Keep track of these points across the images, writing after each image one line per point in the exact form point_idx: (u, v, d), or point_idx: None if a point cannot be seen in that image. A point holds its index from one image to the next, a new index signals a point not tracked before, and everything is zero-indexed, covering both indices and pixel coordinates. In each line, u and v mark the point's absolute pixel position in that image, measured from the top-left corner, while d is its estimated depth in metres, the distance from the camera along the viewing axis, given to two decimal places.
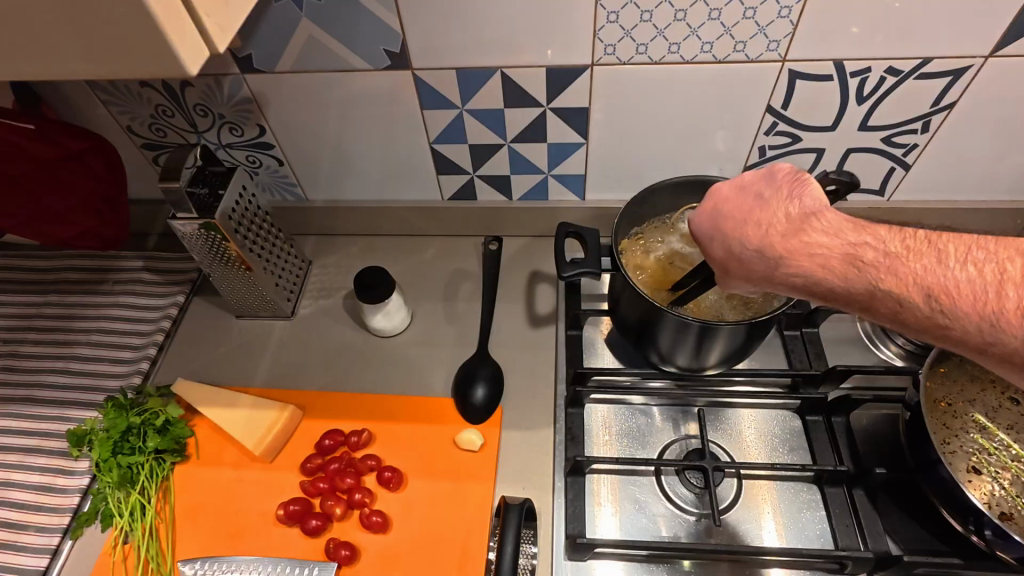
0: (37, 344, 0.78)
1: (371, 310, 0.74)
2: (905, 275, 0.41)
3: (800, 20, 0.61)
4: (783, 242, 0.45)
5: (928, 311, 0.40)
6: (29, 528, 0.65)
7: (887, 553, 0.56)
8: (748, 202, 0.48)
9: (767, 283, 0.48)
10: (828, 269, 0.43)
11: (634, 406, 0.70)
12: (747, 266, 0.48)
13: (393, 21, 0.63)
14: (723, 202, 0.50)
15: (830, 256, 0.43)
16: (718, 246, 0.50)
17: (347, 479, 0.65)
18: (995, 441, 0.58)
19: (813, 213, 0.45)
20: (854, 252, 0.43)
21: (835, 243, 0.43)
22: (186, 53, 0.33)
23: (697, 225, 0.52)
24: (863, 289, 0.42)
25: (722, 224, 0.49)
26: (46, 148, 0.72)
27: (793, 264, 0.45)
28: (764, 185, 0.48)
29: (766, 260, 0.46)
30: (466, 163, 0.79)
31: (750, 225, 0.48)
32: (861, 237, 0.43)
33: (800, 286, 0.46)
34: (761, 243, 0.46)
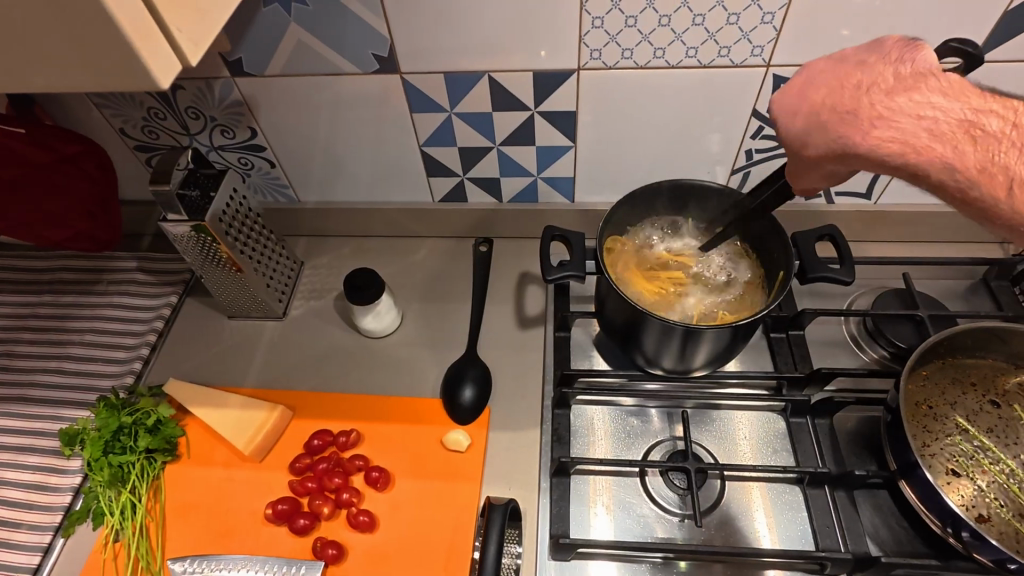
0: (32, 344, 0.79)
1: (361, 312, 0.75)
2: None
3: (783, 26, 0.61)
4: (905, 87, 0.43)
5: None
6: (22, 526, 0.65)
7: (866, 554, 0.56)
8: (845, 74, 0.45)
9: (852, 162, 0.44)
10: (936, 134, 0.41)
11: (622, 408, 0.70)
12: (817, 128, 0.46)
13: (381, 25, 0.64)
14: (816, 73, 0.47)
15: (944, 125, 0.41)
16: (795, 128, 0.47)
17: (335, 479, 0.66)
18: (975, 443, 0.59)
19: (925, 74, 0.43)
20: (972, 123, 0.41)
21: (949, 114, 0.42)
22: (158, 69, 0.33)
23: (779, 103, 0.48)
24: (968, 157, 0.40)
25: (810, 97, 0.47)
26: (40, 152, 0.73)
27: (897, 130, 0.42)
28: (868, 54, 0.46)
29: (859, 125, 0.43)
30: (456, 165, 0.80)
31: (844, 86, 0.45)
32: (965, 114, 0.41)
33: (896, 161, 0.42)
34: (869, 102, 0.43)
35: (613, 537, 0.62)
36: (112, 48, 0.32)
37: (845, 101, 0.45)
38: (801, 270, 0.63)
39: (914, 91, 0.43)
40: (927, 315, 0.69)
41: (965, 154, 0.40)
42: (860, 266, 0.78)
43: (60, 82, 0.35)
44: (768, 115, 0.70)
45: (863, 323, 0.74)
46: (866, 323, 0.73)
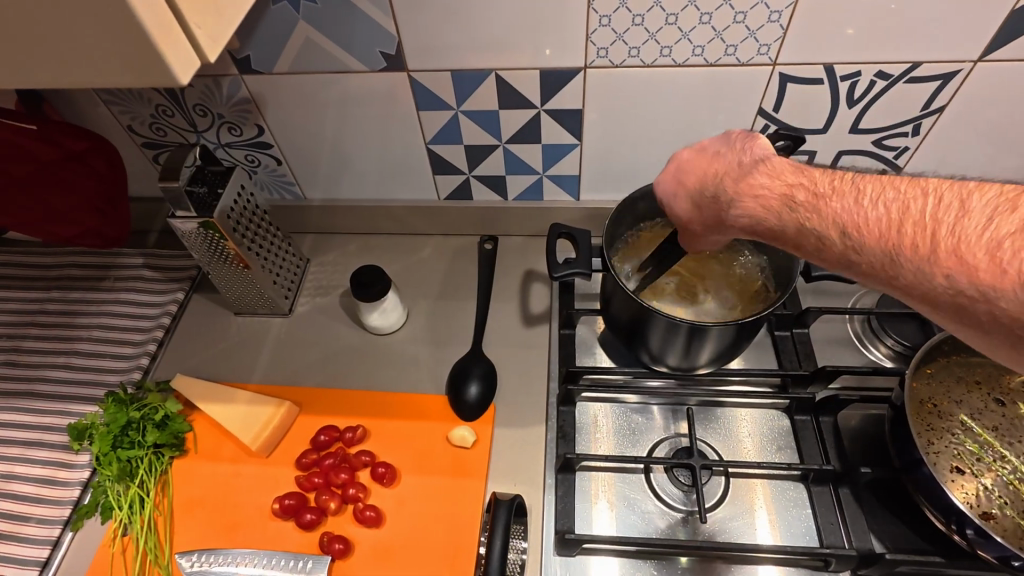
0: (40, 339, 0.80)
1: (367, 309, 0.76)
2: (826, 215, 0.42)
3: (790, 24, 0.61)
4: (744, 168, 0.49)
5: (841, 246, 0.41)
6: (31, 519, 0.66)
7: (870, 551, 0.57)
8: (716, 160, 0.52)
9: (729, 230, 0.52)
10: (767, 207, 0.46)
11: (627, 405, 0.71)
12: (699, 207, 0.54)
13: (389, 23, 0.64)
14: (685, 163, 0.55)
15: (771, 197, 0.46)
16: (683, 209, 0.55)
17: (342, 474, 0.66)
18: (980, 441, 0.59)
19: (759, 159, 0.49)
20: (790, 195, 0.45)
21: (772, 189, 0.46)
22: (178, 66, 0.34)
23: (661, 189, 0.57)
24: (794, 225, 0.45)
25: (684, 182, 0.55)
26: (47, 148, 0.73)
27: (742, 206, 0.48)
28: (721, 146, 0.53)
29: (720, 205, 0.50)
30: (462, 163, 0.80)
31: (712, 169, 0.52)
32: (783, 189, 0.46)
33: (750, 228, 0.49)
34: (722, 185, 0.50)
35: (614, 534, 0.62)
36: (134, 45, 0.32)
37: (707, 189, 0.52)
38: (806, 268, 0.64)
39: (745, 175, 0.49)
40: None
41: (795, 217, 0.44)
42: None
43: (81, 77, 0.35)
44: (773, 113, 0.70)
45: (867, 321, 0.74)
46: (871, 321, 0.74)
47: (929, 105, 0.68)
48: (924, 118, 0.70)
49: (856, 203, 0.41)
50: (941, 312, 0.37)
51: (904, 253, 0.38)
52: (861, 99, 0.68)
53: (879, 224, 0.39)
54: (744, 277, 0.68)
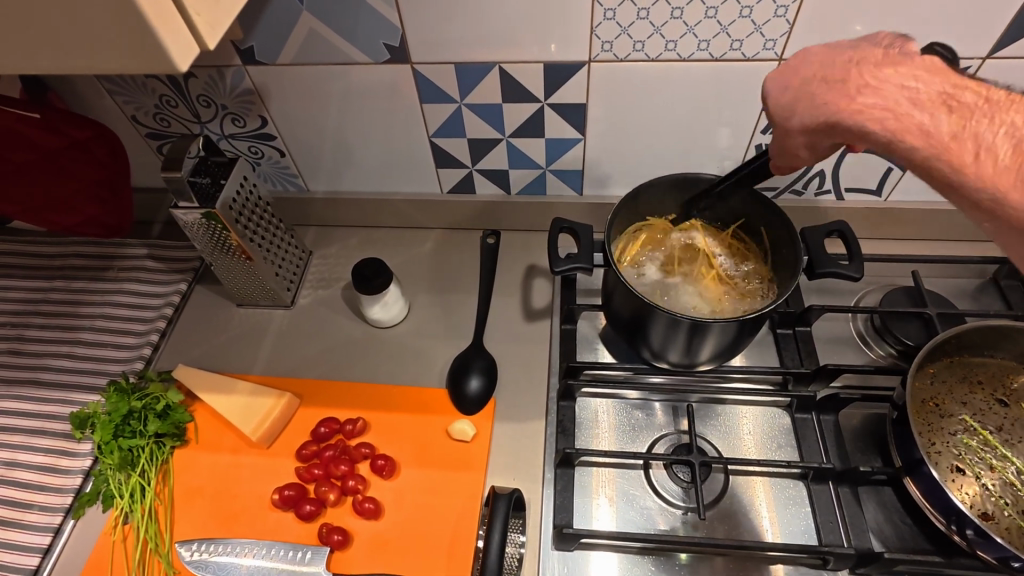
0: (43, 328, 0.80)
1: (369, 302, 0.76)
2: (1000, 123, 0.36)
3: (797, 19, 0.61)
4: (877, 53, 0.42)
5: (993, 168, 0.35)
6: (32, 507, 0.66)
7: (869, 550, 0.56)
8: (847, 49, 0.44)
9: (838, 135, 0.43)
10: (914, 103, 0.38)
11: (628, 402, 0.71)
12: (807, 103, 0.44)
13: (393, 15, 0.64)
14: (810, 56, 0.46)
15: (927, 92, 0.39)
16: (789, 96, 0.45)
17: (341, 466, 0.66)
18: (982, 441, 0.59)
19: (912, 54, 0.41)
20: (950, 97, 0.38)
21: (930, 84, 0.39)
22: (175, 51, 0.33)
23: (770, 86, 0.47)
24: (942, 131, 0.37)
25: (805, 72, 0.45)
26: (51, 137, 0.74)
27: (872, 96, 0.40)
28: (859, 44, 0.44)
29: (841, 93, 0.41)
30: (465, 157, 0.80)
31: (837, 58, 0.43)
32: (944, 87, 0.39)
33: (872, 129, 0.39)
34: (847, 68, 0.42)
35: (615, 529, 0.62)
36: (130, 29, 0.32)
37: (837, 68, 0.43)
38: (809, 266, 0.63)
39: (868, 74, 0.41)
40: (937, 313, 0.68)
41: (941, 120, 0.37)
42: (869, 264, 0.77)
43: (78, 62, 0.35)
44: None
45: (870, 320, 0.74)
46: (874, 320, 0.73)
47: None
48: None
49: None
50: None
51: None
52: None
53: None
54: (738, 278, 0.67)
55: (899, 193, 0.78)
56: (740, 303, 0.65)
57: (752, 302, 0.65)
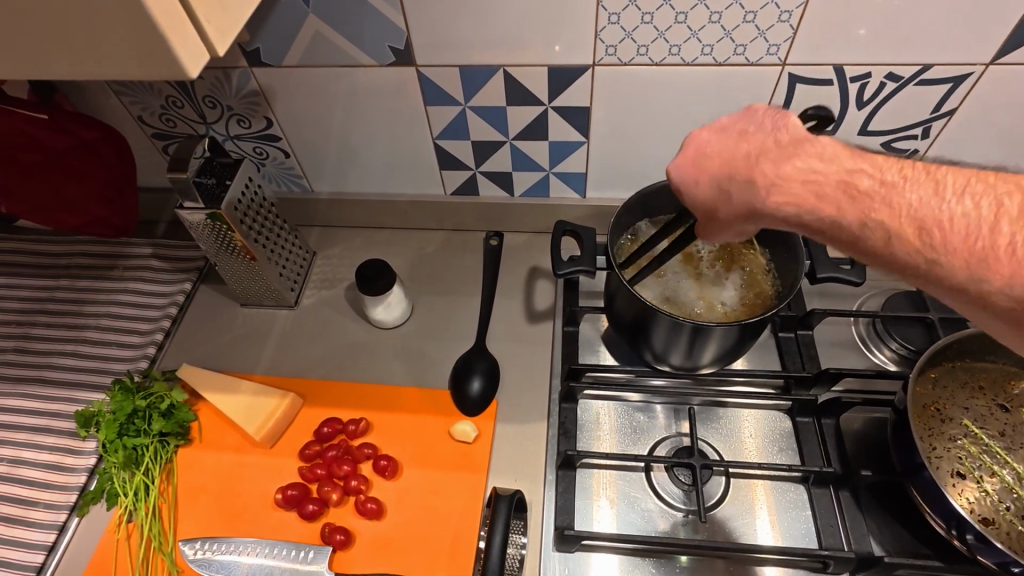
0: (48, 326, 0.80)
1: (372, 303, 0.76)
2: (897, 209, 0.38)
3: (800, 25, 0.61)
4: (752, 141, 0.44)
5: (918, 245, 0.37)
6: (38, 504, 0.67)
7: (869, 554, 0.57)
8: (732, 149, 0.45)
9: (758, 219, 0.45)
10: (821, 196, 0.40)
11: (629, 404, 0.71)
12: (722, 196, 0.46)
13: (398, 18, 0.64)
14: (704, 143, 0.47)
15: (825, 178, 0.40)
16: (701, 190, 0.47)
17: (344, 466, 0.66)
18: (982, 446, 0.59)
19: (802, 138, 0.43)
20: (850, 182, 0.39)
21: (801, 172, 0.41)
22: (186, 57, 0.34)
23: (677, 174, 0.49)
24: (855, 219, 0.39)
25: (708, 166, 0.47)
26: (58, 138, 0.74)
27: (786, 194, 0.41)
28: (748, 125, 0.46)
29: (754, 188, 0.43)
30: (468, 159, 0.80)
31: (723, 173, 0.45)
32: (843, 174, 0.40)
33: (793, 220, 0.42)
34: (743, 196, 0.44)
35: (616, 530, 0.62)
36: (142, 37, 0.32)
37: (733, 156, 0.45)
38: (812, 270, 0.63)
39: (708, 166, 0.46)
40: (939, 318, 0.68)
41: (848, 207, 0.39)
42: (871, 268, 0.77)
43: (88, 68, 0.35)
44: None
45: (872, 324, 0.74)
46: (876, 325, 0.73)
47: (940, 108, 0.68)
48: (934, 121, 0.69)
49: (934, 195, 0.37)
50: (1006, 318, 0.36)
51: (994, 257, 0.34)
52: (871, 101, 0.68)
53: (969, 224, 0.35)
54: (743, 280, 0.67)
55: None
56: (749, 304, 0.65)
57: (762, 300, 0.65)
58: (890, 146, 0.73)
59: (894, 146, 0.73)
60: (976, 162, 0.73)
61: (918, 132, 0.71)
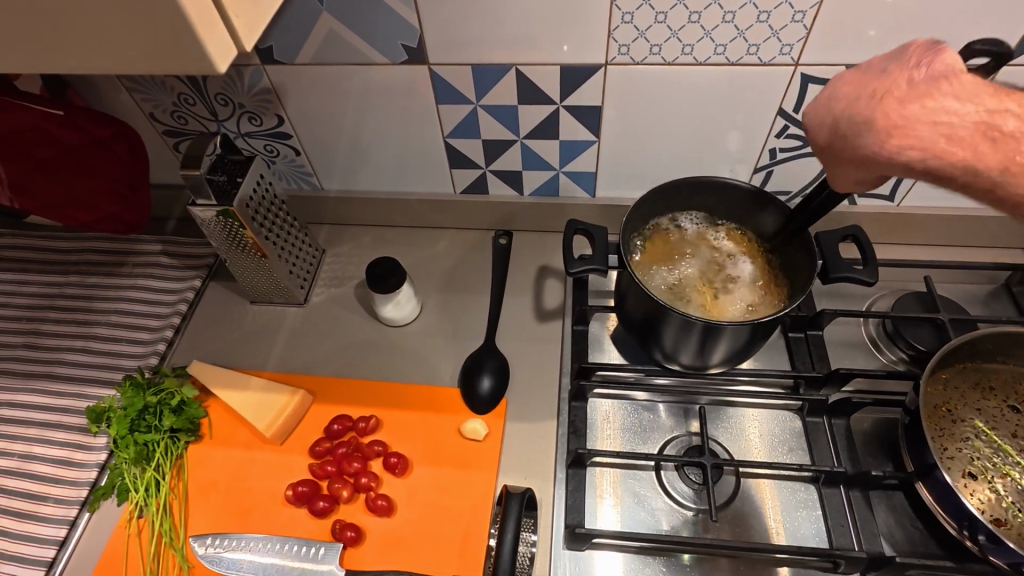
0: (59, 323, 0.81)
1: (382, 301, 0.76)
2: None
3: (813, 25, 0.61)
4: (890, 73, 0.44)
5: None
6: (48, 500, 0.67)
7: (880, 554, 0.57)
8: (857, 91, 0.45)
9: (877, 167, 0.44)
10: (952, 138, 0.40)
11: (638, 403, 0.71)
12: (851, 153, 0.45)
13: (411, 16, 0.64)
14: (841, 85, 0.46)
15: (962, 121, 0.40)
16: (826, 140, 0.47)
17: (354, 463, 0.67)
18: (994, 446, 0.59)
19: (940, 76, 0.42)
20: (990, 125, 0.40)
21: (965, 113, 0.40)
22: (215, 51, 0.34)
23: (811, 118, 0.48)
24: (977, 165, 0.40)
25: (835, 108, 0.46)
26: (73, 135, 0.74)
27: (908, 133, 0.41)
28: (886, 63, 0.45)
29: (874, 135, 0.43)
30: (479, 158, 0.80)
31: (860, 111, 0.44)
32: (980, 116, 0.40)
33: (918, 165, 0.41)
34: (869, 125, 0.43)
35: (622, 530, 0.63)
36: (174, 33, 0.32)
37: (862, 103, 0.44)
38: (823, 269, 0.63)
39: (836, 123, 0.46)
40: (949, 318, 0.69)
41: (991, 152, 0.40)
42: (881, 268, 0.78)
43: (118, 62, 0.35)
44: (793, 114, 0.70)
45: (882, 325, 0.74)
46: (886, 325, 0.73)
47: None
48: None
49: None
50: None
51: None
52: None
53: None
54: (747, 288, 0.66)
55: (912, 198, 0.78)
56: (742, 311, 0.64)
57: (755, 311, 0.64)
58: None
59: None
60: None
61: None
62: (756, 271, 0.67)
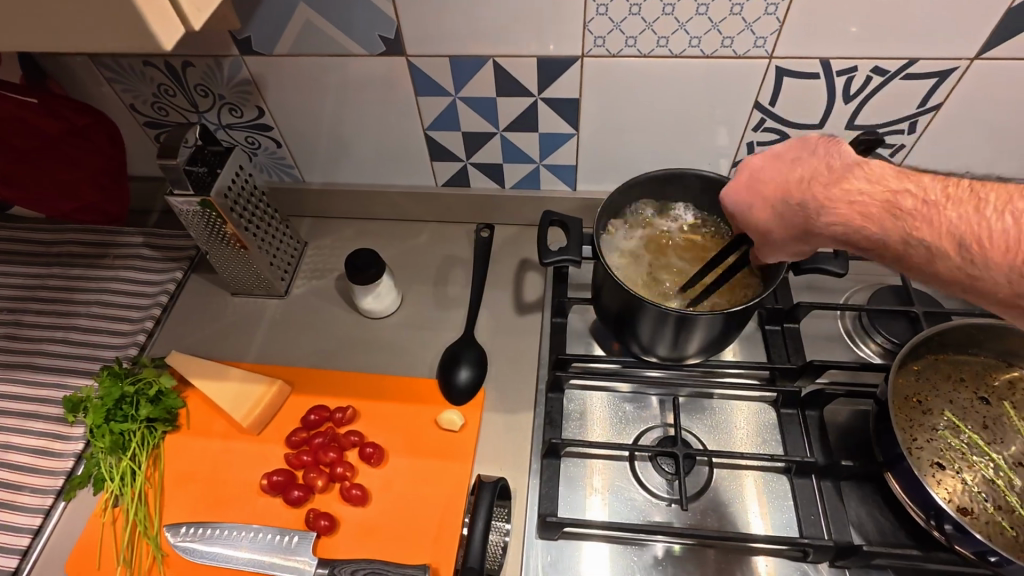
0: (40, 313, 0.81)
1: (361, 292, 0.76)
2: (940, 225, 0.42)
3: (787, 17, 0.61)
4: (792, 164, 0.50)
5: (960, 262, 0.42)
6: (25, 489, 0.67)
7: (848, 543, 0.57)
8: (764, 177, 0.51)
9: (812, 236, 0.49)
10: (866, 216, 0.45)
11: (615, 394, 0.71)
12: (773, 224, 0.51)
13: (388, 8, 0.64)
14: (756, 170, 0.52)
15: (875, 199, 0.45)
16: (751, 215, 0.52)
17: (330, 453, 0.67)
18: (963, 438, 0.59)
19: (852, 163, 0.47)
20: (892, 202, 0.44)
21: (873, 198, 0.45)
22: (161, 31, 0.34)
23: (731, 199, 0.53)
24: (897, 238, 0.44)
25: (761, 189, 0.51)
26: (51, 123, 0.74)
27: (835, 214, 0.46)
28: (800, 152, 0.51)
29: (804, 211, 0.48)
30: (459, 151, 0.80)
31: (762, 194, 0.51)
32: (885, 191, 0.45)
33: (841, 237, 0.47)
34: (760, 208, 0.51)
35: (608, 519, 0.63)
36: (119, 13, 0.33)
37: (783, 188, 0.50)
38: (795, 261, 0.63)
39: (741, 192, 0.53)
40: (922, 311, 0.69)
41: (909, 229, 0.44)
42: (858, 262, 0.78)
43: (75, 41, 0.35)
44: (770, 107, 0.70)
45: (858, 318, 0.74)
46: (862, 318, 0.74)
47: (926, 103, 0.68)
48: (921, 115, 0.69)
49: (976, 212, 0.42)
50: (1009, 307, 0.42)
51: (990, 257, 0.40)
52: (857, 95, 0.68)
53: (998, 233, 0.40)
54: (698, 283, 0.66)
55: None
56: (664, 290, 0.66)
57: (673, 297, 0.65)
58: None
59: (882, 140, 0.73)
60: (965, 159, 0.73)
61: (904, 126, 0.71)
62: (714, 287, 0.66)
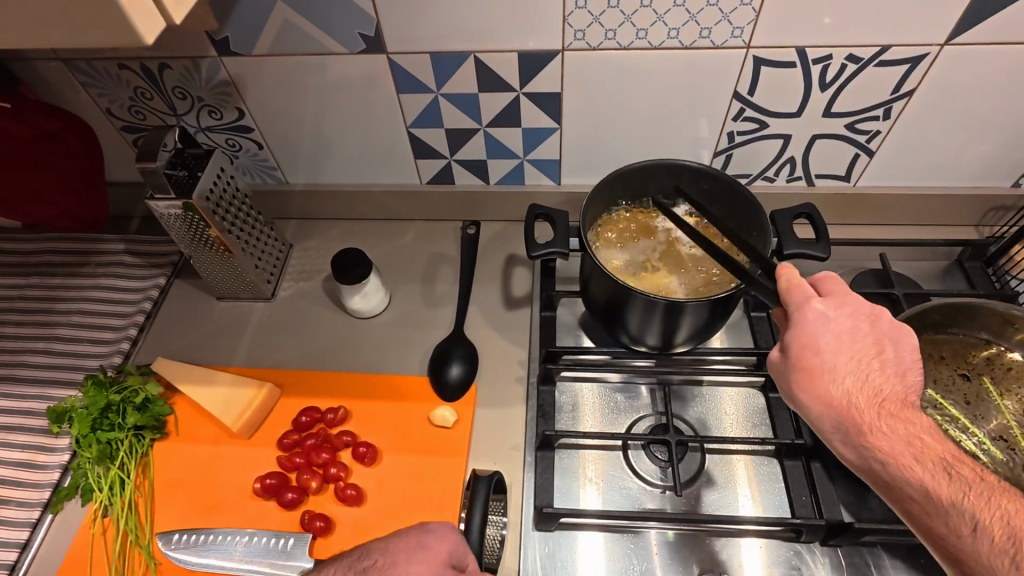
0: (19, 325, 0.79)
1: (348, 292, 0.76)
2: (969, 519, 0.42)
3: (762, 8, 0.62)
4: (886, 370, 0.49)
5: (967, 546, 0.41)
6: (10, 503, 0.66)
7: (840, 521, 0.58)
8: (858, 334, 0.50)
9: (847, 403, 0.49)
10: (919, 459, 0.45)
11: (606, 385, 0.72)
12: (812, 384, 0.49)
13: (368, 6, 0.64)
14: (840, 305, 0.50)
15: (931, 451, 0.45)
16: (818, 353, 0.49)
17: (323, 454, 0.66)
18: (946, 416, 0.60)
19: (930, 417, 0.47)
20: (952, 465, 0.44)
21: (933, 458, 0.45)
22: (142, 23, 0.35)
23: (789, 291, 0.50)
24: (920, 486, 0.44)
25: (830, 321, 0.49)
26: (20, 127, 0.73)
27: (884, 438, 0.46)
28: (890, 351, 0.50)
29: (863, 416, 0.47)
30: (443, 148, 0.80)
31: (844, 355, 0.49)
32: (949, 451, 0.45)
33: (876, 460, 0.47)
34: (834, 361, 0.49)
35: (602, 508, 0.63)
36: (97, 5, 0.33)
37: (859, 373, 0.48)
38: (776, 249, 0.63)
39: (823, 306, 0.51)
40: (901, 294, 0.71)
41: (942, 487, 0.43)
42: (840, 248, 0.79)
43: (59, 38, 0.36)
44: (748, 97, 0.71)
45: None
46: None
47: (898, 89, 0.69)
48: (895, 102, 0.70)
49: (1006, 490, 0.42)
50: None
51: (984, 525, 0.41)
52: (833, 83, 0.69)
53: (982, 561, 0.40)
54: (647, 255, 0.68)
55: (867, 177, 0.80)
56: (617, 240, 0.69)
57: (616, 241, 0.69)
58: (853, 128, 0.74)
59: (858, 128, 0.74)
60: (938, 143, 0.75)
61: (879, 113, 0.72)
62: (650, 262, 0.67)
